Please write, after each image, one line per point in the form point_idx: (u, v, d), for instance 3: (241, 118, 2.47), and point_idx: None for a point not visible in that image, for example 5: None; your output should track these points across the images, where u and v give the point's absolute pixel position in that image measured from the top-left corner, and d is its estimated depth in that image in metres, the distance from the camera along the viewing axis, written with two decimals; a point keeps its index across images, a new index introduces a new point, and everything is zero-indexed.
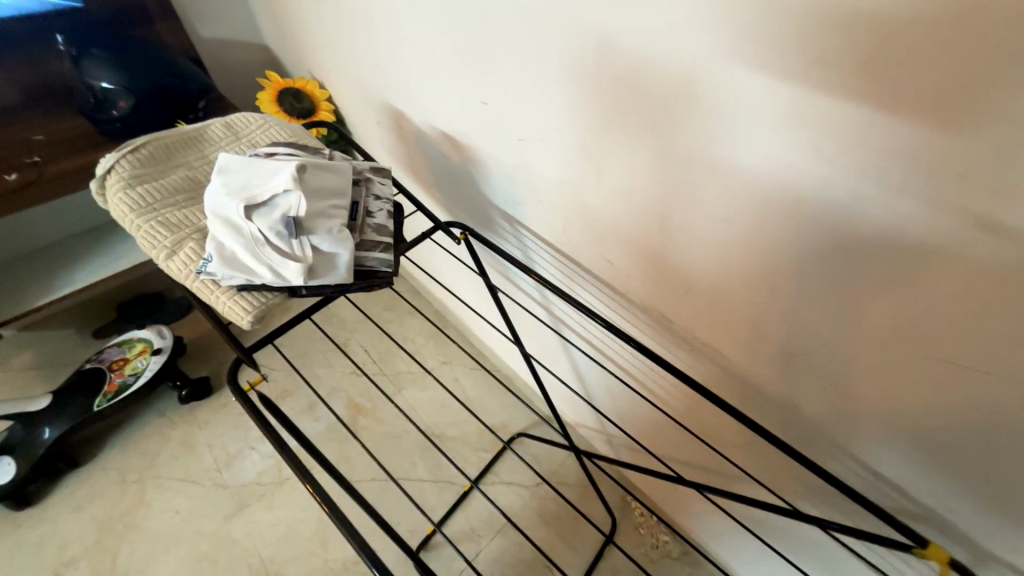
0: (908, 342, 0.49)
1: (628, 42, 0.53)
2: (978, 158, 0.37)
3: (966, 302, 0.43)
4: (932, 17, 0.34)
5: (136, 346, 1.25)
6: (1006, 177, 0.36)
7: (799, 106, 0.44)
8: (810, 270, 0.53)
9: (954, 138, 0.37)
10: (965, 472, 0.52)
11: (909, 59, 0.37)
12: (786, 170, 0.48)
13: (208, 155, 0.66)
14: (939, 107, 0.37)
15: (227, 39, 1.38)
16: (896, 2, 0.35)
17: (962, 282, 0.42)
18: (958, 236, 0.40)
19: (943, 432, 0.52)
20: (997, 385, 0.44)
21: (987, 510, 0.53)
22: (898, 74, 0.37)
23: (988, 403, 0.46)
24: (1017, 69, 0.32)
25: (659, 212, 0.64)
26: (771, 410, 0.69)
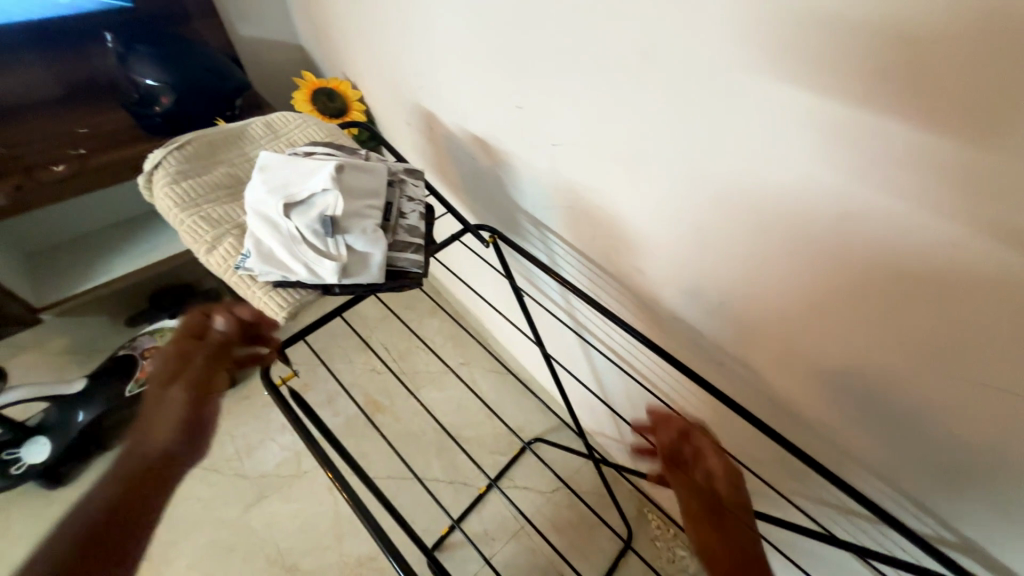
0: (950, 368, 0.47)
1: (670, 49, 0.52)
2: None
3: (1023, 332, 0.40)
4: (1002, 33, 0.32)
5: (166, 335, 1.28)
6: None
7: (851, 120, 0.42)
8: (852, 290, 0.51)
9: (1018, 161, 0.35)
10: (1011, 506, 0.50)
11: (975, 76, 0.35)
12: (831, 186, 0.46)
13: (249, 153, 0.68)
14: (1004, 129, 0.35)
15: (264, 38, 1.41)
16: (964, 17, 0.33)
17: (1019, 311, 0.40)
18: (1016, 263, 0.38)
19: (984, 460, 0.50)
20: None
21: None
22: (961, 92, 0.35)
23: None
24: None
25: (693, 223, 0.63)
26: (801, 429, 0.67)
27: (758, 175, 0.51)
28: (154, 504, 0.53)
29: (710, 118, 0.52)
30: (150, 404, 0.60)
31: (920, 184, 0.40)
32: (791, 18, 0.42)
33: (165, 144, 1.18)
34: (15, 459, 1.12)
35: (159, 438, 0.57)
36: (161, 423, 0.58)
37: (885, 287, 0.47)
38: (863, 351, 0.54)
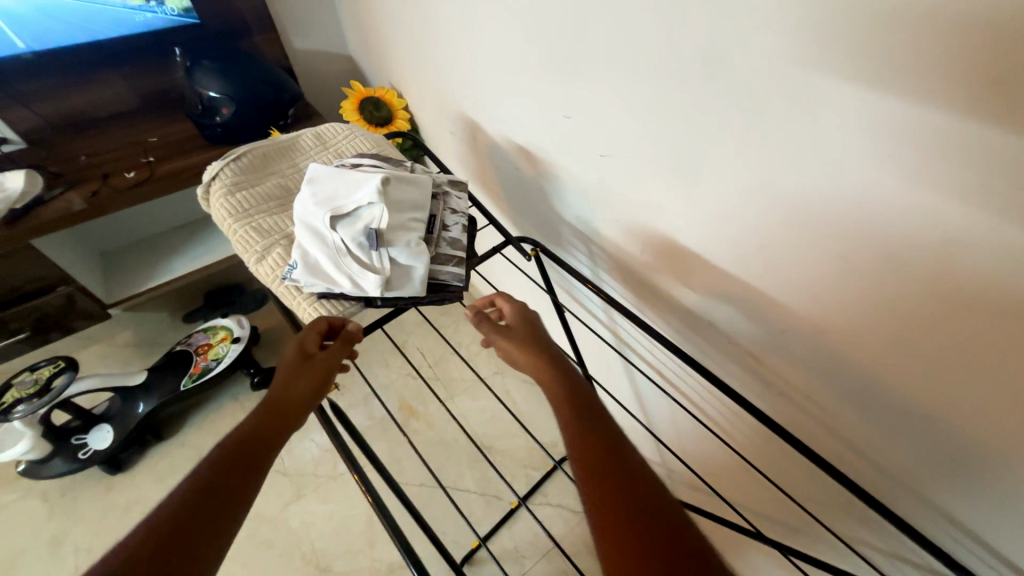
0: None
1: (738, 55, 0.47)
2: None
3: None
4: None
5: (219, 333, 1.34)
6: None
7: (956, 136, 0.36)
8: (944, 331, 0.44)
9: None
10: None
11: None
12: (927, 212, 0.40)
13: (300, 164, 0.69)
14: None
15: (317, 50, 1.46)
16: None
17: None
18: None
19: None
20: None
21: None
22: None
23: None
24: None
25: (755, 244, 0.57)
26: (871, 475, 0.60)
27: (838, 198, 0.46)
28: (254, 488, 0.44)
29: (783, 131, 0.47)
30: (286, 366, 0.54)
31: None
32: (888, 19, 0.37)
33: (224, 152, 1.24)
34: (83, 444, 1.20)
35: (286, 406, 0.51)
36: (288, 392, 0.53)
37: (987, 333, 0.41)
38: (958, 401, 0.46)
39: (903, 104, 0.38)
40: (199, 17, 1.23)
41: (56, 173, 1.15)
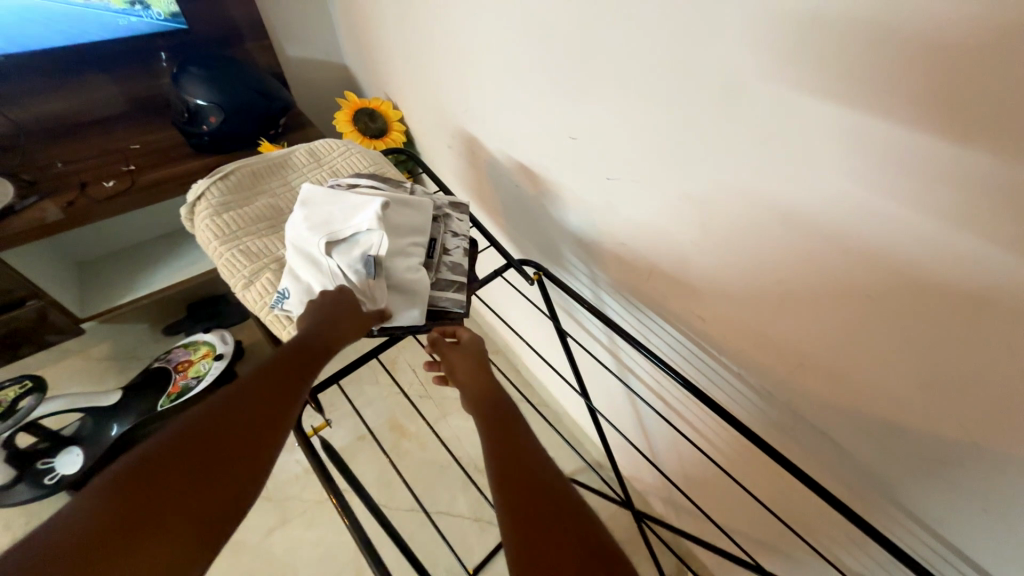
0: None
1: (759, 87, 0.45)
2: None
3: None
4: None
5: (200, 349, 1.28)
6: None
7: (986, 183, 0.35)
8: (972, 375, 0.43)
9: None
10: None
11: None
12: (959, 258, 0.39)
13: (292, 182, 0.66)
14: None
15: (310, 59, 1.43)
16: None
17: None
18: None
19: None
20: None
21: None
22: None
23: None
24: None
25: (768, 274, 0.56)
26: (885, 510, 0.59)
27: (859, 235, 0.45)
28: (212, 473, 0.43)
29: (809, 167, 0.45)
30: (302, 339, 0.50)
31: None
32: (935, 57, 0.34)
33: (209, 162, 1.19)
34: (49, 469, 1.12)
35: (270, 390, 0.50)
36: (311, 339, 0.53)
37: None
38: (1000, 453, 0.44)
39: (946, 147, 0.36)
40: (187, 23, 1.19)
41: (29, 181, 1.09)
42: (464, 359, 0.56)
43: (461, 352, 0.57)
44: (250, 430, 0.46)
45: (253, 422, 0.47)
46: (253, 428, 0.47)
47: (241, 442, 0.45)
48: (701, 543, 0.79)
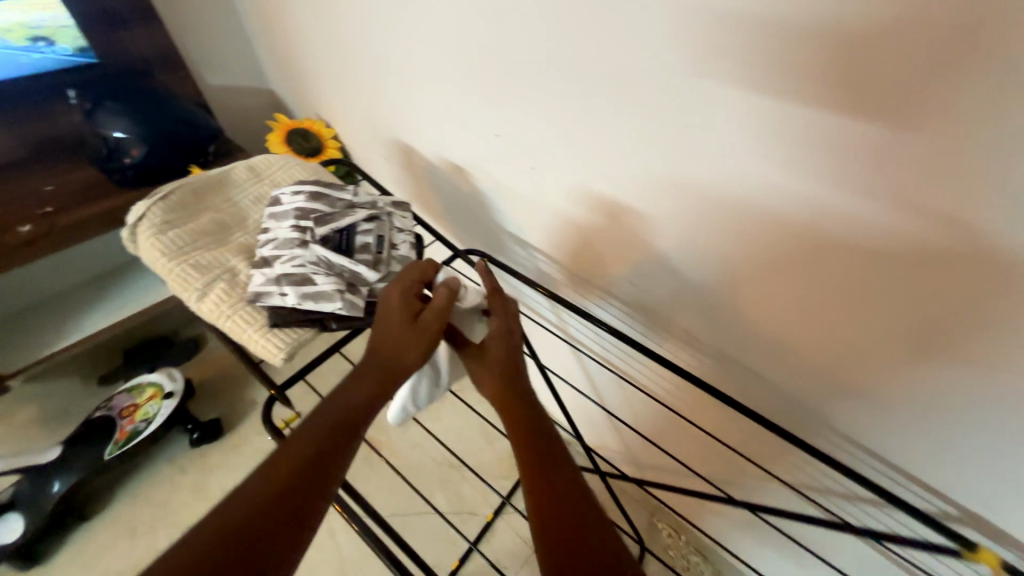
0: (974, 347, 0.47)
1: (641, 72, 0.55)
2: (963, 169, 0.40)
3: (970, 296, 0.45)
4: (917, 40, 0.37)
5: (145, 391, 1.23)
6: (989, 182, 0.39)
7: (805, 128, 0.47)
8: (831, 282, 0.54)
9: (937, 147, 0.40)
10: (990, 462, 0.54)
11: (892, 80, 0.40)
12: (802, 188, 0.51)
13: (234, 199, 0.68)
14: (918, 124, 0.40)
15: (233, 86, 1.42)
16: (883, 29, 0.39)
17: (965, 281, 0.44)
18: (954, 241, 0.43)
19: (1015, 436, 0.50)
20: (1001, 374, 0.47)
21: (1011, 498, 0.54)
22: (888, 96, 0.41)
23: (989, 390, 0.49)
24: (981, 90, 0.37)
25: (677, 229, 0.65)
26: (796, 416, 0.71)
27: (733, 183, 0.56)
28: (297, 487, 0.44)
29: (688, 133, 0.56)
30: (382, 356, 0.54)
31: (915, 178, 0.43)
32: (766, 35, 0.45)
33: (137, 197, 1.16)
34: None
35: (348, 404, 0.51)
36: (378, 360, 0.54)
37: (880, 280, 0.50)
38: (871, 339, 0.56)
39: (773, 102, 0.47)
40: (97, 57, 1.16)
41: None
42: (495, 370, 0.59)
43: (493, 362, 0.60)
44: (307, 483, 0.44)
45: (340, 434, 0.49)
46: (337, 443, 0.48)
47: (302, 495, 0.43)
48: (659, 485, 0.88)
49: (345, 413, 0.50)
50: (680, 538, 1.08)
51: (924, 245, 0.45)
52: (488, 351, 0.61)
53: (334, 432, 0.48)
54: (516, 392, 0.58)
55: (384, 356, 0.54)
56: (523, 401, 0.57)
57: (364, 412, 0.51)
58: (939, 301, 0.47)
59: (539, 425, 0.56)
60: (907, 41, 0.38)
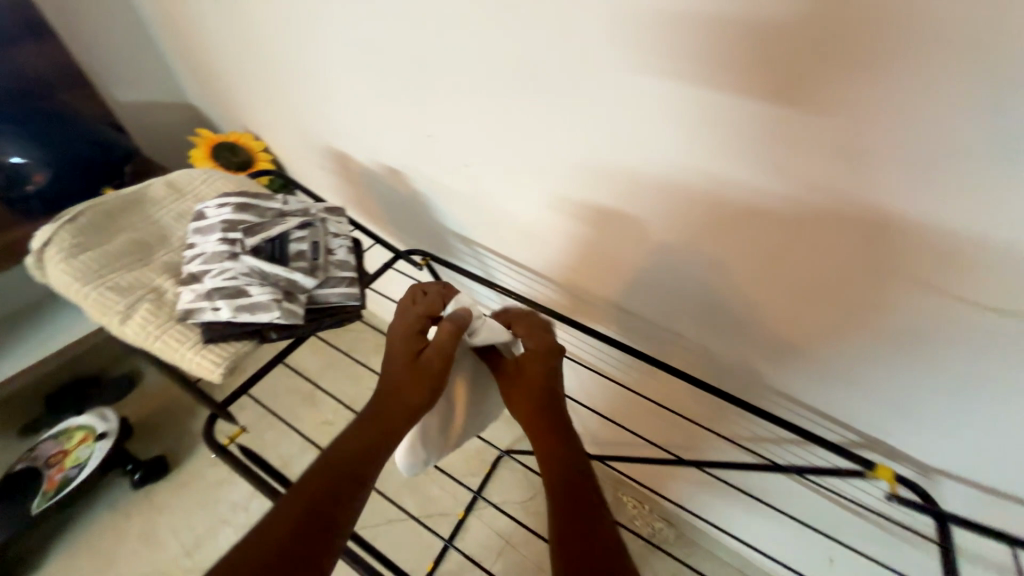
0: (858, 291, 0.54)
1: (551, 65, 0.58)
2: (826, 137, 0.46)
3: (848, 248, 0.52)
4: (774, 25, 0.42)
5: (75, 436, 1.14)
6: (846, 147, 0.45)
7: (698, 110, 0.51)
8: (739, 247, 0.60)
9: (804, 119, 0.46)
10: (884, 393, 0.61)
11: (761, 61, 0.45)
12: (703, 164, 0.55)
13: (154, 216, 0.66)
14: (785, 100, 0.46)
15: (147, 102, 1.34)
16: (747, 16, 0.43)
17: (842, 234, 0.51)
18: (827, 200, 0.50)
19: (901, 365, 0.58)
20: (881, 313, 0.54)
21: (904, 422, 0.62)
22: (759, 77, 0.46)
23: (873, 328, 0.56)
24: (829, 67, 0.42)
25: (604, 212, 0.70)
26: (729, 375, 0.77)
27: (646, 165, 0.60)
28: (315, 522, 0.47)
29: (600, 121, 0.59)
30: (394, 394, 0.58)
31: (787, 148, 0.49)
32: (654, 24, 0.49)
33: (44, 226, 1.07)
34: None
35: (365, 440, 0.55)
36: (390, 399, 0.57)
37: (778, 240, 0.56)
38: (779, 296, 0.62)
39: (668, 87, 0.52)
40: None
41: None
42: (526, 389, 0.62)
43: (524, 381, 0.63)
44: (321, 521, 0.47)
45: (356, 470, 0.52)
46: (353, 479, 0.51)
47: (315, 532, 0.46)
48: (617, 458, 0.93)
49: (360, 451, 0.54)
50: (644, 506, 1.14)
51: (805, 205, 0.51)
52: (522, 365, 0.64)
53: (345, 471, 0.51)
54: (546, 413, 0.60)
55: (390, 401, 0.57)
56: (552, 419, 0.60)
57: (376, 450, 0.54)
58: (825, 255, 0.54)
59: (565, 443, 0.59)
60: (768, 26, 0.43)
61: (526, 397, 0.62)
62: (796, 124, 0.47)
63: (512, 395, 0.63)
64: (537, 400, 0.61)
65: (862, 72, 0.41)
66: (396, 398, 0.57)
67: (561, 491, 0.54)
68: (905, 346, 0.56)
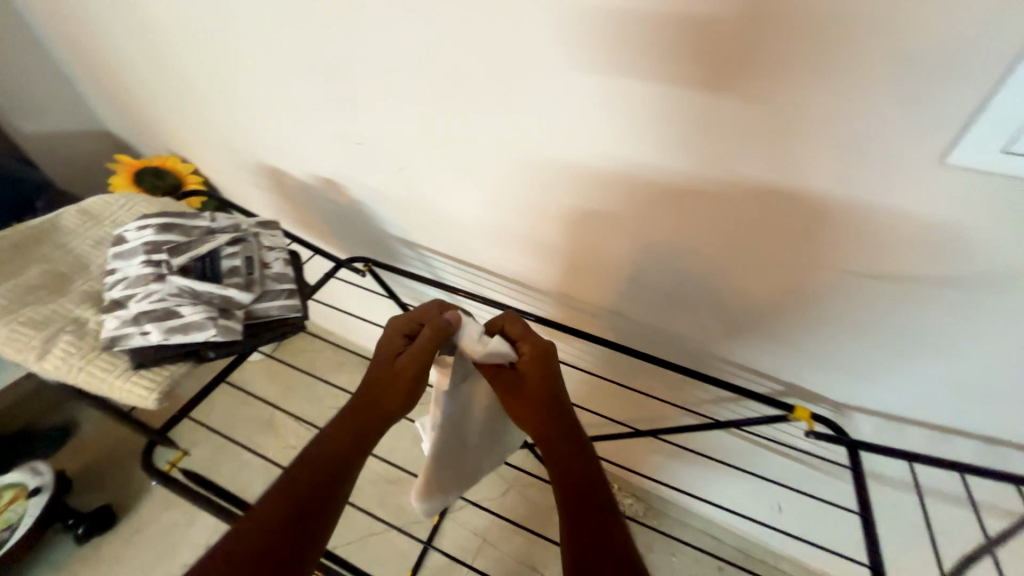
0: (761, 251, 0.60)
1: (465, 66, 0.61)
2: (713, 114, 0.51)
3: (746, 212, 0.58)
4: (655, 19, 0.48)
5: (4, 496, 1.07)
6: (730, 121, 0.51)
7: (602, 99, 0.56)
8: (657, 223, 0.65)
9: (692, 100, 0.51)
10: (799, 343, 0.68)
11: (648, 51, 0.50)
12: (615, 149, 0.60)
13: (68, 245, 0.63)
14: (675, 84, 0.51)
15: (57, 132, 1.26)
16: (630, 13, 0.48)
17: (740, 202, 0.57)
18: (723, 171, 0.55)
19: (807, 315, 0.64)
20: (784, 268, 0.61)
21: (818, 366, 0.70)
22: (649, 65, 0.51)
23: (780, 284, 0.63)
24: (703, 52, 0.48)
25: (535, 202, 0.73)
26: (669, 346, 0.82)
27: (566, 154, 0.64)
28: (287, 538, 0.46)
29: (520, 116, 0.63)
30: (372, 402, 0.56)
31: (681, 130, 0.54)
32: (552, 23, 0.53)
33: None
34: None
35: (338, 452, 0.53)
36: (364, 409, 0.55)
37: (690, 213, 0.61)
38: (699, 265, 0.67)
39: (573, 81, 0.56)
40: None
41: None
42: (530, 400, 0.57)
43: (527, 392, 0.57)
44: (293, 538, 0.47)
45: (329, 483, 0.50)
46: (327, 493, 0.50)
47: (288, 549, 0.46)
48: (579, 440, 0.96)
49: (335, 464, 0.52)
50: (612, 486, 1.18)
51: (704, 179, 0.57)
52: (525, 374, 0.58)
53: (319, 486, 0.50)
54: (554, 424, 0.56)
55: (368, 407, 0.56)
56: (564, 429, 0.56)
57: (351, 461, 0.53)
58: (730, 223, 0.60)
59: (572, 447, 0.55)
60: (651, 19, 0.48)
61: (531, 410, 0.57)
62: (685, 107, 0.52)
63: (516, 408, 0.58)
64: (543, 412, 0.56)
65: (732, 57, 0.47)
66: (371, 409, 0.55)
67: (571, 510, 0.51)
68: (809, 297, 0.62)
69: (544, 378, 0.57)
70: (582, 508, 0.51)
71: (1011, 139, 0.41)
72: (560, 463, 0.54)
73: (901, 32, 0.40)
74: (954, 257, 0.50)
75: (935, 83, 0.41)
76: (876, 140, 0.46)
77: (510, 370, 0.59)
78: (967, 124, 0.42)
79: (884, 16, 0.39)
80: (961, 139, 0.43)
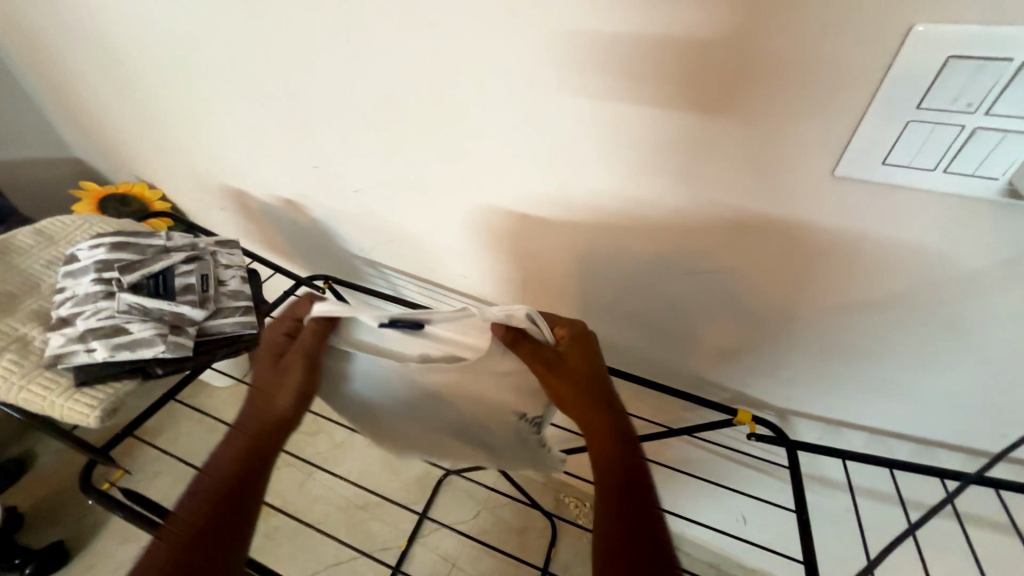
0: (697, 261, 0.64)
1: (411, 93, 0.64)
2: (636, 133, 0.55)
3: (678, 225, 0.61)
4: (577, 48, 0.51)
5: None
6: (652, 139, 0.54)
7: (539, 121, 0.59)
8: (600, 237, 0.68)
9: (618, 120, 0.55)
10: (743, 351, 0.71)
11: (574, 78, 0.54)
12: (555, 168, 0.63)
13: (20, 264, 0.63)
14: (601, 107, 0.55)
15: (28, 160, 1.27)
16: (555, 45, 0.52)
17: (671, 215, 0.60)
18: (652, 187, 0.59)
19: (747, 323, 0.67)
20: (722, 277, 0.64)
21: (763, 373, 0.72)
22: (576, 90, 0.55)
23: (719, 293, 0.66)
24: (621, 77, 0.51)
25: (486, 221, 0.76)
26: (624, 358, 0.84)
27: (511, 174, 0.67)
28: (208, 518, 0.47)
29: (466, 138, 0.66)
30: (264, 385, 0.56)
31: (609, 148, 0.58)
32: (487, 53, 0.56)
33: None
34: None
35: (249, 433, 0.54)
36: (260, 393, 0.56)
37: (630, 227, 0.65)
38: (644, 277, 0.70)
39: (511, 105, 0.59)
40: None
41: None
42: (573, 377, 0.55)
43: (569, 371, 0.55)
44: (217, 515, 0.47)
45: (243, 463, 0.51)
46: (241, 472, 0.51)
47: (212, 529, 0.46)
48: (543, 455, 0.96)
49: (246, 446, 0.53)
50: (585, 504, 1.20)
51: (637, 194, 0.60)
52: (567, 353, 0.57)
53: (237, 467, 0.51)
54: (594, 401, 0.55)
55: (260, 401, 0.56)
56: (607, 407, 0.54)
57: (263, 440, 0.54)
58: (666, 237, 0.63)
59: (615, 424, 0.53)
60: (572, 45, 0.51)
61: (571, 389, 0.55)
62: (609, 125, 0.55)
63: (556, 386, 0.55)
64: (585, 394, 0.55)
65: (643, 78, 0.50)
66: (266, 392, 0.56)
67: (611, 492, 0.48)
68: (746, 304, 0.65)
69: (586, 358, 0.57)
70: (622, 482, 0.48)
71: (887, 152, 0.44)
72: (600, 447, 0.52)
73: (783, 57, 0.43)
74: (859, 260, 0.54)
75: (822, 99, 0.44)
76: (777, 154, 0.50)
77: (551, 351, 0.56)
78: (850, 139, 0.46)
79: (771, 44, 0.43)
80: (846, 154, 0.47)
